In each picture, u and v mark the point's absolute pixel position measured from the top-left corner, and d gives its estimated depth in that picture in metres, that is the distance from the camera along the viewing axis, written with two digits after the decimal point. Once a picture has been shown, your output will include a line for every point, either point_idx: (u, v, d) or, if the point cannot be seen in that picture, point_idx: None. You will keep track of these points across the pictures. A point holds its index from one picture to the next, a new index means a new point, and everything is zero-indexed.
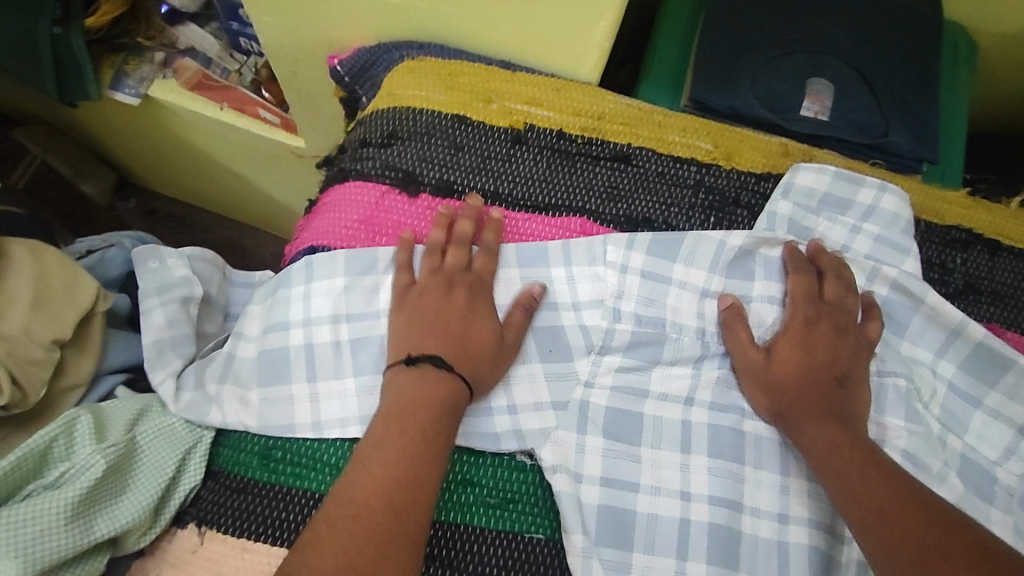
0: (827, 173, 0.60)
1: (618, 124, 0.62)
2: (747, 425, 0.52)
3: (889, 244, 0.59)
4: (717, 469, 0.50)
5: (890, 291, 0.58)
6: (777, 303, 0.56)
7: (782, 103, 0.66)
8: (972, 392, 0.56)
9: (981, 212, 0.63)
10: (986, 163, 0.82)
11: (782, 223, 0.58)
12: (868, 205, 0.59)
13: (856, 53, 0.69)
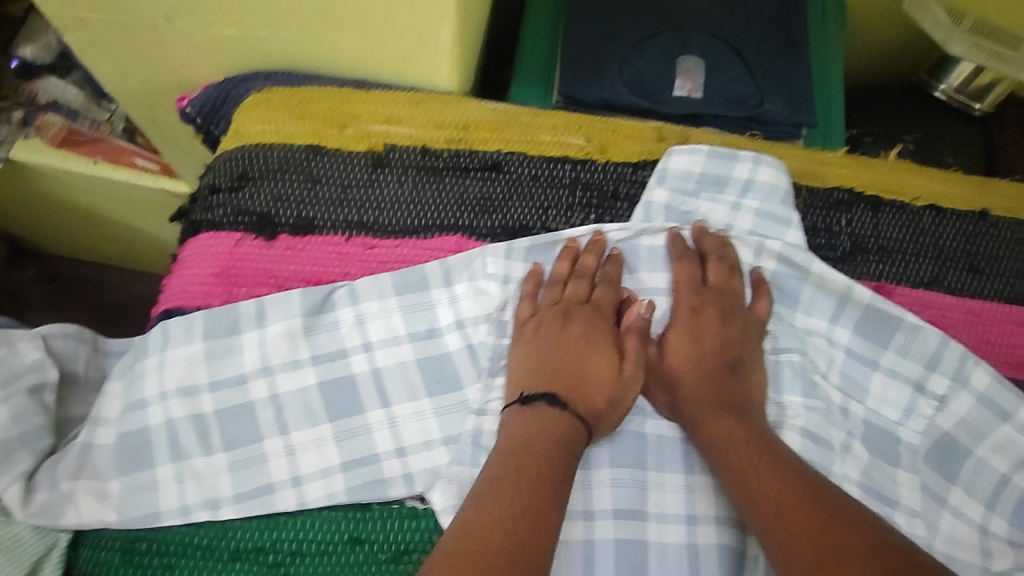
0: (700, 152, 0.59)
1: (484, 131, 0.59)
2: (648, 427, 0.51)
3: (771, 217, 0.58)
4: (620, 480, 0.49)
5: (778, 265, 0.57)
6: (664, 294, 0.55)
7: (653, 86, 0.65)
8: (868, 354, 0.56)
9: (860, 169, 0.63)
10: (869, 117, 0.83)
11: (659, 212, 0.58)
12: (744, 178, 0.58)
13: (721, 25, 0.68)
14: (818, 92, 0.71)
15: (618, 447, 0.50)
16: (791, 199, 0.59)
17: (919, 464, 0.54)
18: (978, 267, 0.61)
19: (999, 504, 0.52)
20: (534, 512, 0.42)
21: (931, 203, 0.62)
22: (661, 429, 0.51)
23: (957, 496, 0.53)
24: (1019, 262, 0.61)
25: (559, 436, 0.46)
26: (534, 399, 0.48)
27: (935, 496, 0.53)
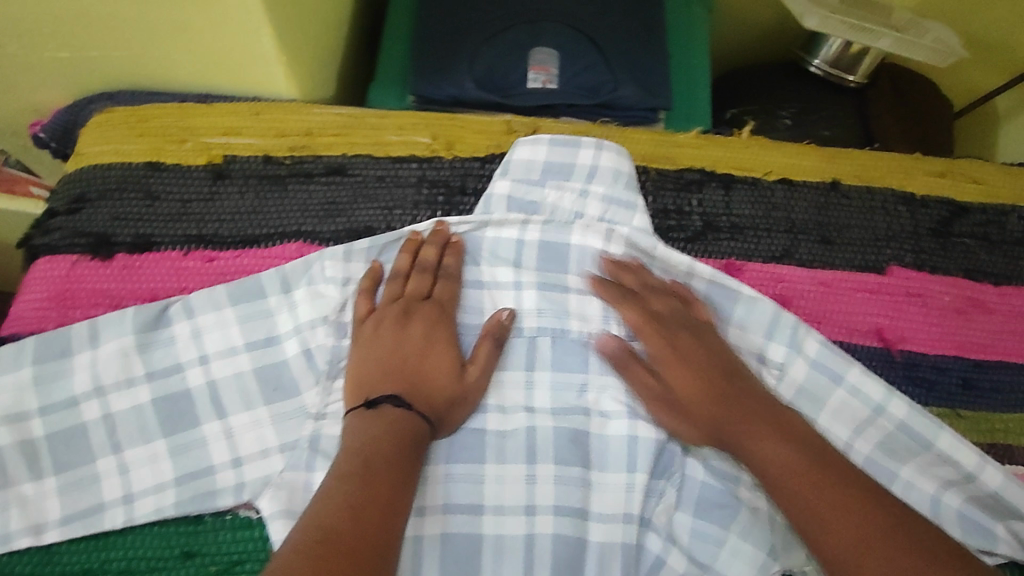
0: (542, 143, 0.59)
1: (329, 135, 0.59)
2: (491, 421, 0.52)
3: (615, 203, 0.58)
4: (457, 476, 0.50)
5: (627, 250, 0.57)
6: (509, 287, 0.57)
7: (504, 80, 0.65)
8: (714, 331, 0.57)
9: (712, 148, 0.64)
10: (746, 96, 0.84)
11: (501, 204, 0.58)
12: (589, 165, 0.59)
13: (576, 15, 0.68)
14: (678, 74, 0.72)
15: (457, 442, 0.51)
16: (634, 184, 0.59)
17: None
18: (829, 237, 0.61)
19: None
20: (388, 507, 0.41)
21: (781, 177, 0.63)
22: (502, 423, 0.52)
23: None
24: (867, 229, 0.62)
25: (405, 433, 0.46)
26: (379, 402, 0.47)
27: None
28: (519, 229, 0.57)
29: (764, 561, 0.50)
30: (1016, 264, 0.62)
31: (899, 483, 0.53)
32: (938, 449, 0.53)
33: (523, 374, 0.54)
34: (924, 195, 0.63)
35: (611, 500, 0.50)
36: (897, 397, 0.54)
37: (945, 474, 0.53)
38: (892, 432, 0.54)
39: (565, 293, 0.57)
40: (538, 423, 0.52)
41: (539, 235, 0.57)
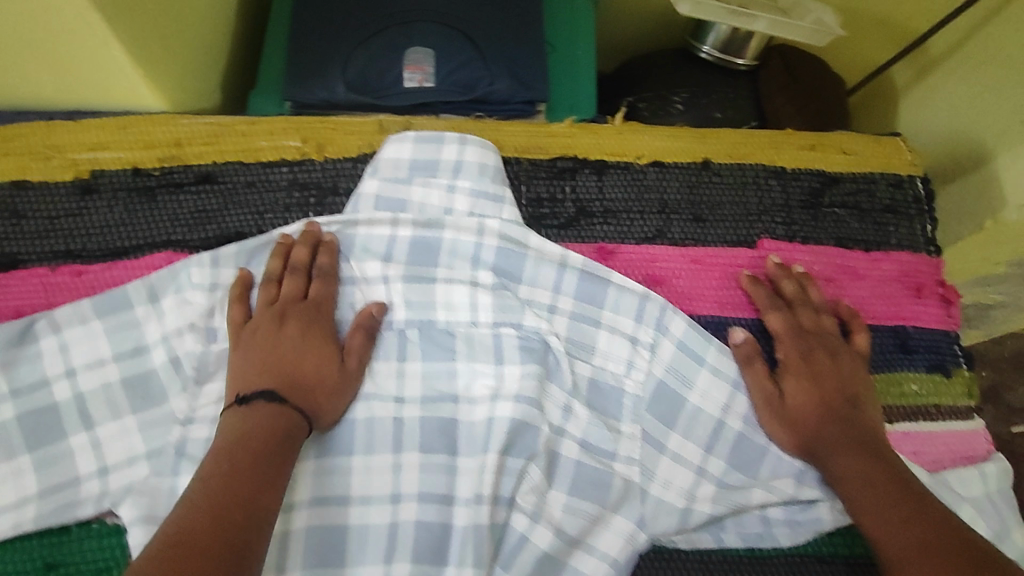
0: (408, 140, 0.60)
1: (199, 145, 0.60)
2: (361, 411, 0.53)
3: (483, 197, 0.60)
4: (323, 470, 0.50)
5: (501, 241, 0.58)
6: (380, 283, 0.57)
7: (378, 82, 0.66)
8: (587, 314, 0.58)
9: (585, 136, 0.65)
10: (637, 84, 0.86)
11: (369, 202, 0.59)
12: (454, 160, 0.60)
13: (449, 14, 0.70)
14: (556, 67, 0.73)
15: (329, 436, 0.51)
16: (501, 177, 0.60)
17: (641, 412, 0.55)
18: (702, 216, 0.63)
19: (714, 444, 0.55)
20: (252, 504, 0.41)
21: (653, 160, 0.64)
22: (374, 411, 0.53)
23: (676, 441, 0.55)
24: (739, 206, 0.63)
25: (278, 435, 0.46)
26: (252, 399, 0.47)
27: (655, 444, 0.55)
28: (389, 226, 0.58)
29: (628, 529, 0.52)
30: (886, 231, 0.64)
31: (767, 455, 0.55)
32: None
33: (394, 366, 0.55)
34: (796, 168, 0.65)
35: (475, 482, 0.51)
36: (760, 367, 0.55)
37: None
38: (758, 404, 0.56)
39: (433, 285, 0.58)
40: (405, 414, 0.54)
41: (410, 232, 0.58)
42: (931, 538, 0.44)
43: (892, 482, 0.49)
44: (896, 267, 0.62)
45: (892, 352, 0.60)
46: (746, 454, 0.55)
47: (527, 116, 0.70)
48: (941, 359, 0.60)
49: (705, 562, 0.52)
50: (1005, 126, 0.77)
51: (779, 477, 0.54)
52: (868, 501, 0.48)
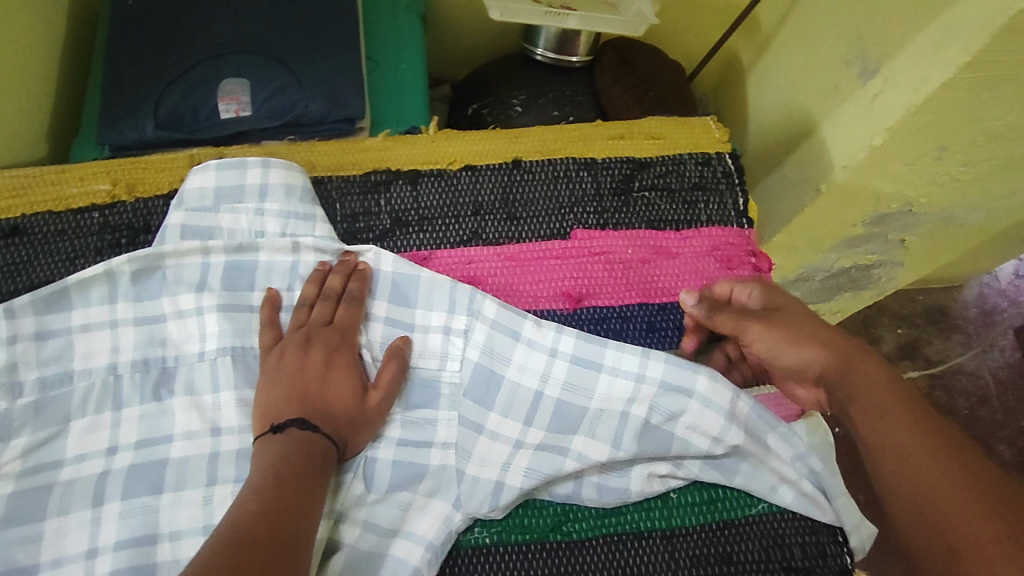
0: (210, 169, 0.60)
1: (5, 199, 0.61)
2: (175, 448, 0.53)
3: (292, 216, 0.60)
4: (129, 510, 0.50)
5: (316, 256, 0.59)
6: (190, 316, 0.58)
7: (192, 116, 0.68)
8: (404, 316, 0.59)
9: (399, 148, 0.67)
10: (477, 91, 0.89)
11: (174, 234, 0.58)
12: (258, 184, 0.59)
13: (263, 43, 0.71)
14: (379, 82, 0.77)
15: (137, 473, 0.52)
16: (310, 196, 0.61)
17: (458, 399, 0.57)
18: (515, 213, 0.65)
19: (533, 416, 0.56)
20: (289, 537, 0.43)
21: (466, 164, 0.66)
22: (186, 449, 0.53)
23: (495, 421, 0.56)
24: (551, 200, 0.65)
25: (317, 451, 0.49)
26: (285, 425, 0.50)
27: (471, 426, 0.56)
28: (199, 256, 0.58)
29: (444, 510, 0.53)
30: (695, 209, 0.66)
31: (588, 413, 0.56)
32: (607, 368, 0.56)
33: (209, 398, 0.55)
34: (605, 158, 0.67)
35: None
36: (565, 333, 0.57)
37: (625, 396, 0.56)
38: (571, 369, 0.57)
39: (249, 312, 0.58)
40: (223, 447, 0.53)
41: (223, 259, 0.58)
42: (964, 475, 0.45)
43: (931, 444, 0.47)
44: (706, 243, 0.65)
45: None
46: (566, 421, 0.56)
47: (347, 134, 0.72)
48: None
49: (523, 552, 0.53)
50: (825, 94, 0.81)
51: (596, 438, 0.55)
52: (898, 465, 0.47)
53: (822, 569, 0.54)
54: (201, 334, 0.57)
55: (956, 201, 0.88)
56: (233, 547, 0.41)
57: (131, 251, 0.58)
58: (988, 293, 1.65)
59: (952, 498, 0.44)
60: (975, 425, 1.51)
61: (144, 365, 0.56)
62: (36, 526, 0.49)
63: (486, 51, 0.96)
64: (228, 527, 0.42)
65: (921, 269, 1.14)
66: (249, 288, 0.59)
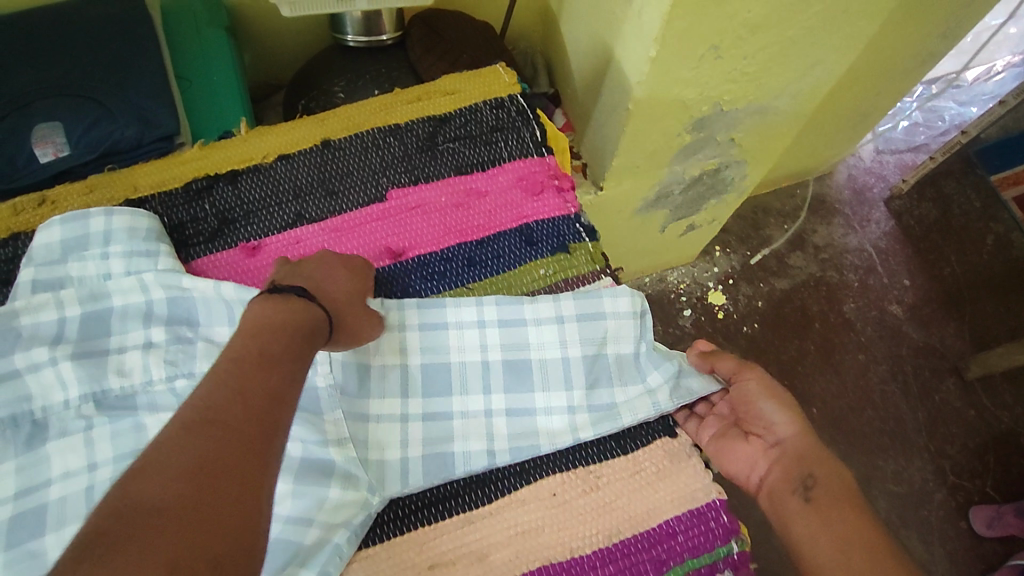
0: (54, 225, 0.63)
1: None
2: (53, 491, 0.55)
3: (135, 253, 0.63)
4: (14, 557, 0.52)
5: (165, 289, 0.63)
6: (50, 366, 0.58)
7: (11, 164, 0.71)
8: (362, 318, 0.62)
9: (214, 155, 0.71)
10: (302, 86, 0.94)
11: (26, 290, 0.61)
12: (102, 230, 0.64)
13: (65, 86, 0.73)
14: (197, 97, 0.81)
15: (22, 524, 0.54)
16: (155, 234, 0.65)
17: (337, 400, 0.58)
18: (333, 189, 0.69)
19: (407, 390, 0.60)
20: (272, 408, 0.45)
21: (280, 155, 0.71)
22: (65, 488, 0.55)
23: (377, 403, 0.60)
24: (365, 170, 0.70)
25: (301, 331, 0.52)
26: (284, 292, 0.54)
27: (358, 416, 0.59)
28: (52, 310, 0.60)
29: (358, 495, 0.55)
30: (496, 149, 0.72)
31: (452, 371, 0.62)
32: (451, 324, 0.63)
33: (82, 437, 0.57)
34: (407, 122, 0.73)
35: None
36: (407, 308, 0.63)
37: (478, 346, 0.63)
38: (421, 334, 0.63)
39: (106, 355, 0.61)
40: (100, 478, 0.56)
41: (77, 310, 0.61)
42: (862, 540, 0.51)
43: (828, 520, 0.53)
44: (511, 177, 0.71)
45: (519, 248, 0.68)
46: (436, 379, 0.61)
47: (169, 150, 0.76)
48: (563, 239, 0.69)
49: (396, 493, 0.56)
50: (612, 22, 0.88)
51: (469, 393, 0.61)
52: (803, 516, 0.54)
53: (647, 429, 0.61)
54: (61, 382, 0.58)
55: (757, 93, 0.97)
56: (200, 428, 0.41)
57: None
58: (857, 173, 1.77)
59: (843, 547, 0.51)
60: (867, 293, 1.63)
61: (13, 422, 0.57)
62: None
63: (306, 46, 1.00)
64: (199, 405, 0.43)
65: (765, 163, 1.24)
66: (108, 335, 0.61)
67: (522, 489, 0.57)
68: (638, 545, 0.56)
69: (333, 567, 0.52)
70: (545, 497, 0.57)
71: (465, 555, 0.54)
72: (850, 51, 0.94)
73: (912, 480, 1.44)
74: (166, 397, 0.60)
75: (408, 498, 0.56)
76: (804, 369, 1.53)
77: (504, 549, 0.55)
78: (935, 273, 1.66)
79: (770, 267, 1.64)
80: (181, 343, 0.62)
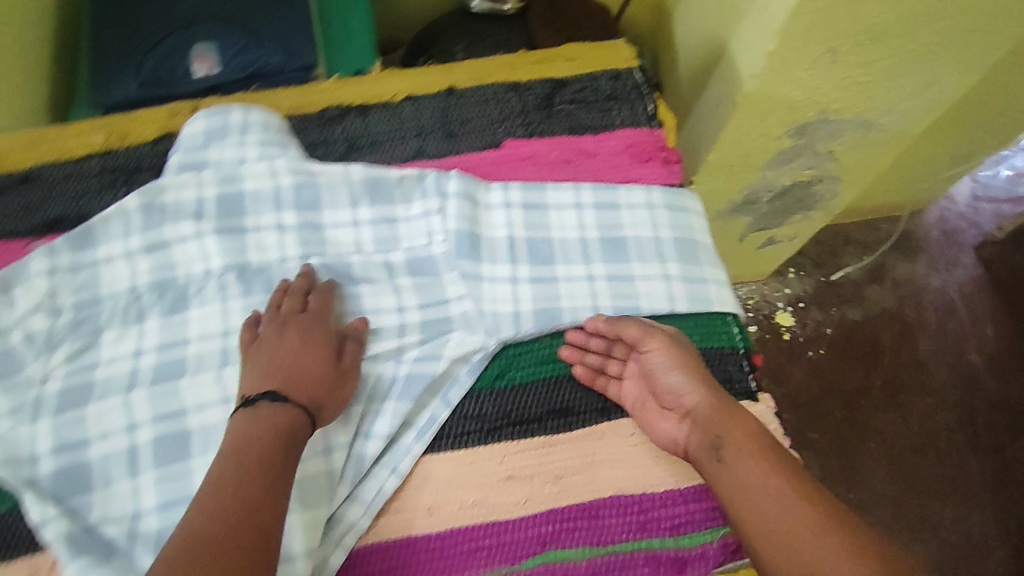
0: (199, 117, 0.68)
1: (17, 153, 0.72)
2: (191, 348, 0.62)
3: (270, 143, 0.68)
4: (157, 394, 0.60)
5: (295, 177, 0.67)
6: (194, 239, 0.65)
7: (169, 74, 0.78)
8: (472, 231, 0.67)
9: (348, 87, 0.76)
10: (425, 44, 1.00)
11: (173, 170, 0.67)
12: (240, 122, 0.68)
13: (224, 10, 0.80)
14: (333, 37, 0.88)
15: (164, 369, 0.61)
16: (285, 131, 0.70)
17: (453, 261, 0.66)
18: (453, 131, 0.74)
19: (515, 256, 0.66)
20: (262, 523, 0.44)
21: (407, 95, 0.76)
22: (201, 348, 0.62)
23: (489, 267, 0.66)
24: (484, 118, 0.75)
25: (279, 434, 0.49)
26: (257, 399, 0.51)
27: (473, 276, 0.65)
28: (192, 189, 0.66)
29: (477, 342, 0.61)
30: (609, 116, 0.75)
31: (552, 243, 0.67)
32: (563, 254, 0.67)
33: (218, 306, 0.63)
34: (528, 81, 0.77)
35: None
36: (511, 191, 0.69)
37: (576, 226, 0.68)
38: (529, 258, 0.66)
39: (243, 233, 0.66)
40: (232, 344, 0.62)
41: (215, 191, 0.66)
42: (810, 517, 0.46)
43: (781, 499, 0.48)
44: (621, 142, 0.74)
45: None
46: (541, 250, 0.67)
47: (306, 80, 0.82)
48: None
49: (491, 396, 0.60)
50: (731, 15, 0.90)
51: (571, 263, 0.67)
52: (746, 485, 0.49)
53: (732, 389, 0.62)
54: (203, 254, 0.65)
55: (865, 105, 0.97)
56: (194, 550, 0.41)
57: (138, 191, 0.67)
58: (949, 215, 1.71)
59: (790, 534, 0.46)
60: (943, 337, 1.57)
61: (161, 287, 0.64)
62: (81, 410, 0.59)
63: (431, 9, 1.06)
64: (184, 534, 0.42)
65: (859, 183, 1.22)
66: (241, 215, 0.66)
67: (602, 424, 0.60)
68: (707, 493, 0.57)
69: (428, 431, 0.58)
70: (625, 431, 0.59)
71: (541, 473, 0.58)
72: (969, 73, 0.93)
73: (970, 532, 1.38)
74: (298, 271, 0.65)
75: (494, 415, 0.59)
76: (867, 402, 1.49)
77: (577, 474, 0.57)
78: (1021, 327, 1.59)
79: (844, 294, 1.60)
80: (310, 228, 0.67)
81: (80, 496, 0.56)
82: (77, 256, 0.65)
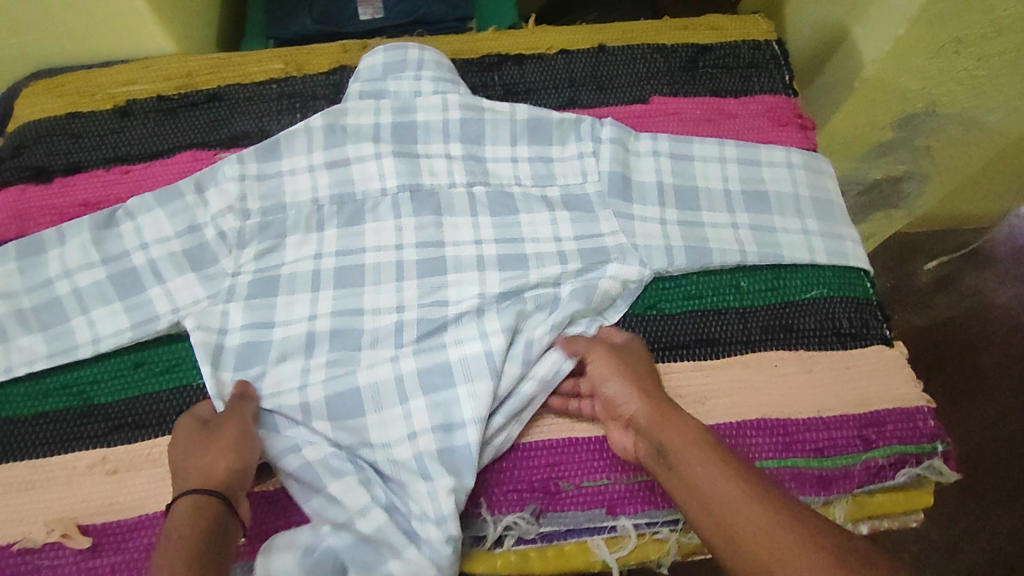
0: (378, 52, 0.74)
1: (205, 74, 0.78)
2: (368, 256, 0.68)
3: (444, 80, 0.74)
4: (341, 294, 0.66)
5: (464, 110, 0.73)
6: (373, 159, 0.71)
7: (339, 16, 0.85)
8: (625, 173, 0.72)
9: (506, 38, 0.82)
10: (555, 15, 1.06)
11: (354, 97, 0.73)
12: (416, 59, 0.74)
13: None
14: None
15: (344, 273, 0.67)
16: (455, 72, 0.75)
17: (606, 200, 0.71)
18: (603, 85, 0.79)
19: (664, 200, 0.71)
20: None
21: (560, 49, 0.81)
22: (377, 257, 0.68)
23: (640, 208, 0.71)
24: (632, 75, 0.80)
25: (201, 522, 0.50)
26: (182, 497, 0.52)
27: (626, 215, 0.70)
28: (371, 115, 0.72)
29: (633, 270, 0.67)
30: (750, 82, 0.80)
31: (698, 192, 0.72)
32: (708, 202, 0.72)
33: (392, 223, 0.69)
34: (674, 44, 0.82)
35: (460, 286, 0.66)
36: (658, 141, 0.74)
37: (720, 177, 0.73)
38: (677, 202, 0.71)
39: (417, 158, 0.72)
40: (406, 256, 0.68)
41: (391, 119, 0.72)
42: (758, 507, 0.46)
43: (736, 487, 0.48)
44: (761, 106, 0.78)
45: None
46: (687, 198, 0.72)
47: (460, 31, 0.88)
48: None
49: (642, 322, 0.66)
50: (856, 3, 0.94)
51: (715, 211, 0.71)
52: (699, 477, 0.49)
53: (868, 334, 0.66)
54: (381, 174, 0.71)
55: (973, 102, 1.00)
56: None
57: (322, 112, 0.72)
58: None
59: (735, 532, 0.46)
60: None
61: (341, 201, 0.70)
62: (272, 300, 0.66)
63: None
64: None
65: (951, 185, 1.24)
66: (415, 143, 0.72)
67: (746, 355, 0.64)
68: (848, 422, 0.61)
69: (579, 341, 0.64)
70: (768, 366, 0.64)
71: (692, 393, 0.62)
72: None
73: None
74: (465, 197, 0.71)
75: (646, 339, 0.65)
76: None
77: (724, 397, 0.62)
78: None
79: None
80: (474, 159, 0.73)
81: (276, 371, 0.63)
82: (264, 164, 0.70)
